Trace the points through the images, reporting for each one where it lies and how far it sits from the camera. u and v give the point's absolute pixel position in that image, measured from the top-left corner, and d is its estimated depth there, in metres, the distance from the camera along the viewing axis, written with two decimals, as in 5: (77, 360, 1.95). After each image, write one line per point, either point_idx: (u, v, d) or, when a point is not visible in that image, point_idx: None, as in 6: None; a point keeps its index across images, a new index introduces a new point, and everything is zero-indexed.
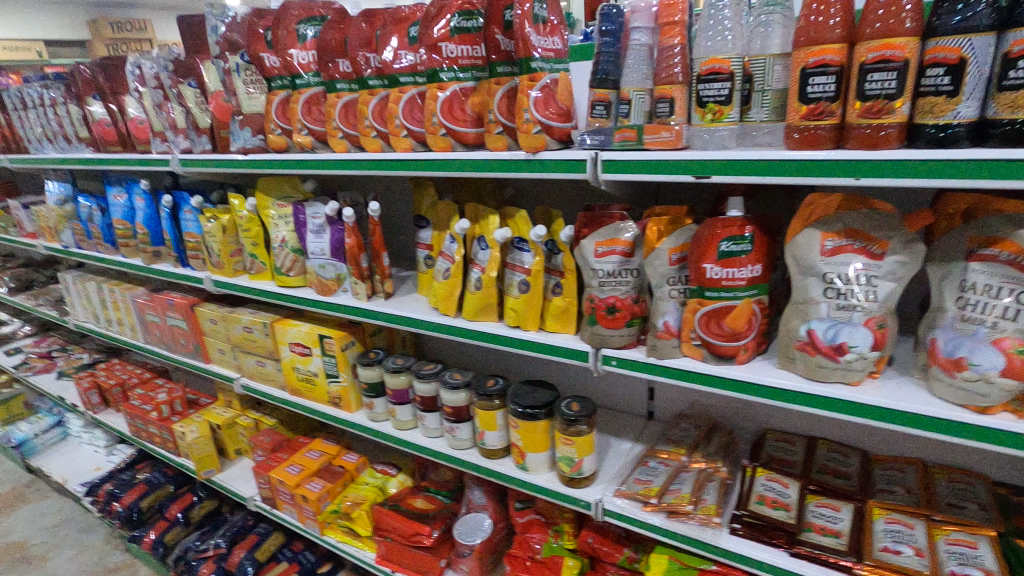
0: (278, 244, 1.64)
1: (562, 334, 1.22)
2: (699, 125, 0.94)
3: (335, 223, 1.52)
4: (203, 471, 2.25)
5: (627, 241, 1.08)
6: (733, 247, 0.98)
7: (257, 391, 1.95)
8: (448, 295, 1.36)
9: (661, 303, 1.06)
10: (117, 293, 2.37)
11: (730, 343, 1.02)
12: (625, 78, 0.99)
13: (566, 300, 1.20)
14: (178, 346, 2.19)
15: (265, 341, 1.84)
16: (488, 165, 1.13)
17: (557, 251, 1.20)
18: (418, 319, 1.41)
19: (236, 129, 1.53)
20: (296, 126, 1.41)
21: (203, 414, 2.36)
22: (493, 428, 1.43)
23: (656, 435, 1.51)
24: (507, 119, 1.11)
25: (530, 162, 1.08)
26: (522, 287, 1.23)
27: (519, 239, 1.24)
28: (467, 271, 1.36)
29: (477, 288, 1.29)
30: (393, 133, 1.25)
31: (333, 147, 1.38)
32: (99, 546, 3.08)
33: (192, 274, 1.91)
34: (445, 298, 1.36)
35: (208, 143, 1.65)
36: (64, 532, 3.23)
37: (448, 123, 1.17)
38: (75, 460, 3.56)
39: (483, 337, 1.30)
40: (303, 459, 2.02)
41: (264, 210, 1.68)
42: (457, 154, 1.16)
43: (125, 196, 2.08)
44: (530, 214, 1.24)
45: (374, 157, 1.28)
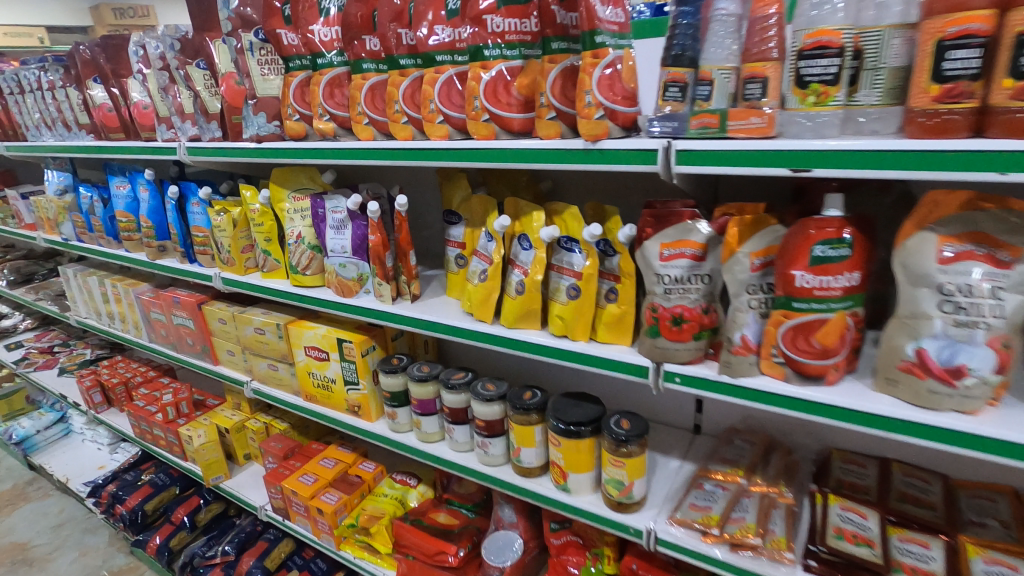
0: (294, 240, 1.52)
1: (616, 346, 1.09)
2: (795, 109, 0.81)
3: (357, 219, 1.39)
4: (211, 479, 2.13)
5: (699, 243, 0.95)
6: (829, 251, 0.84)
7: (269, 396, 1.83)
8: (484, 299, 1.23)
9: (739, 314, 0.93)
10: (120, 289, 2.25)
11: (819, 361, 0.89)
12: (706, 54, 0.86)
13: (621, 309, 1.07)
14: (185, 346, 2.07)
15: (277, 344, 1.71)
16: (539, 155, 1.00)
17: (612, 253, 1.07)
18: (449, 326, 1.28)
19: (248, 114, 1.39)
20: (316, 111, 1.28)
21: (211, 417, 2.24)
22: (531, 445, 1.31)
23: (704, 452, 1.39)
24: (561, 104, 0.98)
25: (589, 152, 0.95)
26: (571, 292, 1.10)
27: (568, 238, 1.11)
28: (505, 273, 1.23)
29: (519, 292, 1.16)
30: (427, 118, 1.12)
31: (358, 135, 1.25)
32: (103, 548, 2.98)
33: (200, 271, 1.79)
34: (481, 303, 1.23)
35: (217, 131, 1.52)
36: (66, 533, 3.13)
37: (492, 107, 1.04)
38: (78, 458, 3.47)
39: (524, 346, 1.17)
40: (317, 468, 1.90)
41: (278, 203, 1.55)
42: (502, 142, 1.02)
43: (128, 187, 1.95)
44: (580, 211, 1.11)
45: (405, 147, 1.14)
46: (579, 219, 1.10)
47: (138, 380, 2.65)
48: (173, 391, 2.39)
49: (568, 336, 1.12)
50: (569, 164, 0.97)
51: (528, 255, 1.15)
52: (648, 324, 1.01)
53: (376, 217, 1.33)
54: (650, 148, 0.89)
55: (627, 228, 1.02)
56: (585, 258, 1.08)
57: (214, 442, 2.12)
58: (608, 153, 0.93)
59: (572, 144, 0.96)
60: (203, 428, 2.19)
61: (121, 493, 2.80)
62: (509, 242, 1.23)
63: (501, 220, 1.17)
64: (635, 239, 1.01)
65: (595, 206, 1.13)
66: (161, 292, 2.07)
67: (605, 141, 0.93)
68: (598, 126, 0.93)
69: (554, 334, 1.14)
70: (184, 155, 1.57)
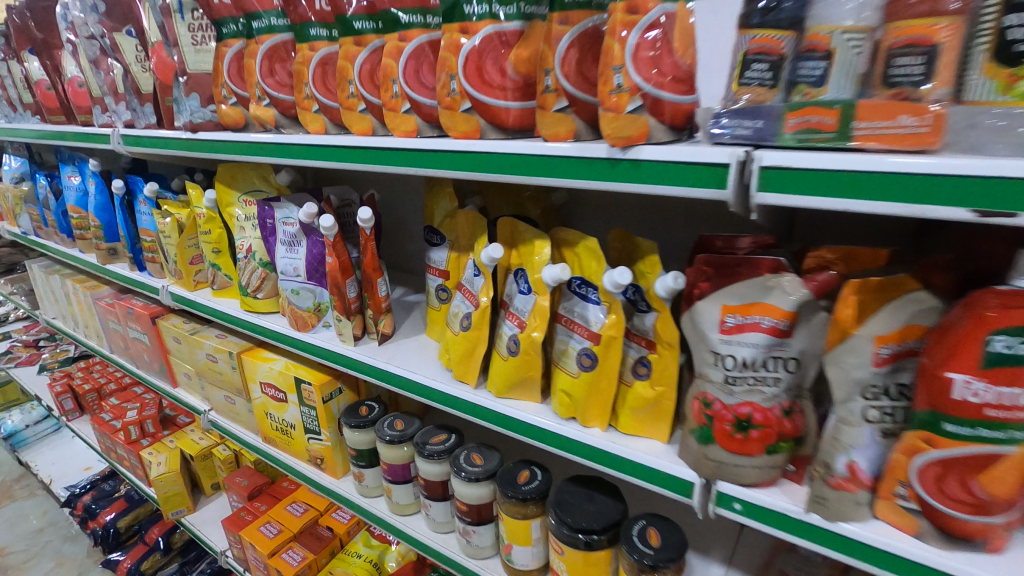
0: (243, 255, 1.21)
1: (645, 441, 0.76)
2: (988, 102, 0.46)
3: (314, 234, 1.08)
4: (171, 512, 1.88)
5: (784, 312, 0.60)
6: (1017, 347, 0.48)
7: (227, 432, 1.54)
8: (468, 354, 0.91)
9: (846, 429, 0.58)
10: (79, 291, 1.99)
11: (979, 518, 0.53)
12: (818, 9, 0.53)
13: (655, 390, 0.73)
14: (143, 362, 1.81)
15: (232, 375, 1.43)
16: (539, 165, 0.66)
17: (645, 308, 0.73)
18: (421, 385, 0.96)
19: (180, 96, 1.09)
20: (253, 93, 0.97)
21: (177, 440, 1.97)
22: (527, 543, 0.99)
23: (757, 555, 1.05)
24: (575, 89, 0.64)
25: (615, 164, 0.61)
26: (584, 361, 0.77)
27: (581, 281, 0.78)
28: (496, 320, 0.90)
29: (511, 352, 0.84)
30: (387, 106, 0.80)
31: (305, 126, 0.93)
32: (80, 559, 2.66)
33: (148, 281, 1.51)
34: (463, 358, 0.92)
35: (152, 115, 1.22)
36: (45, 539, 2.83)
37: (475, 92, 0.70)
38: (66, 457, 3.16)
39: (516, 426, 0.85)
40: (282, 515, 1.61)
41: (226, 207, 1.25)
42: (488, 143, 0.70)
43: (78, 178, 1.68)
44: (602, 245, 0.77)
45: (360, 144, 0.83)
46: (599, 256, 0.76)
47: (110, 388, 2.40)
48: (140, 406, 2.13)
49: (578, 419, 0.80)
50: (584, 181, 0.64)
51: (526, 301, 0.81)
52: (696, 421, 0.68)
53: (332, 234, 1.01)
54: (715, 162, 0.55)
55: (670, 276, 0.68)
56: (606, 314, 0.75)
57: (176, 472, 1.85)
58: (645, 167, 0.60)
59: (590, 150, 0.63)
60: (166, 453, 1.92)
61: (95, 508, 2.57)
62: (502, 278, 0.90)
63: (490, 250, 0.84)
64: (682, 295, 0.67)
65: (621, 234, 0.79)
66: (118, 299, 1.80)
67: (642, 146, 0.59)
68: (634, 122, 0.59)
69: (559, 413, 0.81)
70: (117, 145, 1.28)
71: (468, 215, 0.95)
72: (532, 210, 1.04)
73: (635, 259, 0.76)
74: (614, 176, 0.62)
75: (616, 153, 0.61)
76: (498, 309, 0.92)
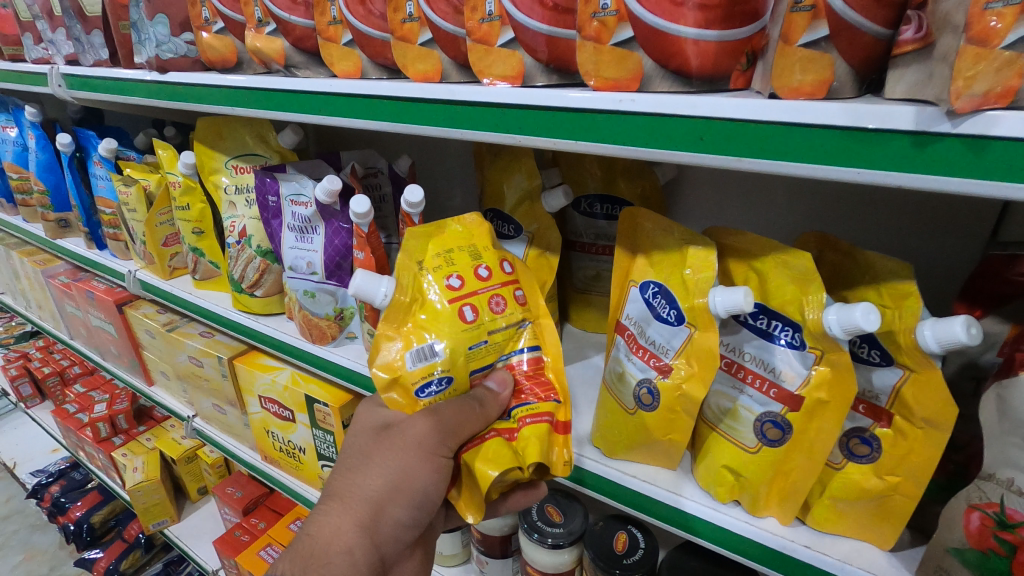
0: (235, 240, 0.92)
1: (856, 546, 0.53)
2: None
3: (336, 218, 0.80)
4: (151, 524, 1.65)
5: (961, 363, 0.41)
6: None
7: (216, 445, 1.29)
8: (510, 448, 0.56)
9: None
10: (27, 265, 1.67)
11: None
12: None
13: (885, 480, 0.50)
14: (109, 354, 1.51)
15: (222, 384, 1.16)
16: (760, 138, 0.40)
17: (878, 360, 0.49)
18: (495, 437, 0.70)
19: (140, 19, 0.78)
20: (249, 14, 0.67)
21: (155, 439, 1.70)
22: None
23: None
24: (848, 6, 0.37)
25: (935, 143, 0.35)
26: (768, 431, 0.52)
27: (758, 309, 0.53)
28: (419, 384, 0.59)
29: (646, 407, 0.58)
30: (472, 36, 0.52)
31: (328, 64, 0.64)
32: (53, 552, 2.09)
33: (111, 263, 1.22)
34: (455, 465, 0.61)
35: (103, 48, 0.91)
36: (10, 527, 2.21)
37: (645, 12, 0.42)
38: (25, 436, 2.44)
39: (641, 500, 0.61)
40: (285, 536, 1.35)
41: (209, 174, 0.95)
42: (665, 102, 0.44)
43: (15, 129, 1.34)
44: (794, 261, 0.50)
45: (430, 95, 0.55)
46: (816, 278, 0.48)
47: (75, 371, 2.07)
48: (110, 399, 1.82)
49: (744, 505, 0.56)
50: (849, 169, 0.38)
51: (674, 335, 0.56)
52: (970, 544, 0.44)
53: (365, 223, 0.73)
54: None
55: (956, 323, 0.42)
56: (810, 365, 0.50)
57: (156, 481, 1.59)
58: (991, 148, 0.33)
59: (872, 118, 0.36)
60: (143, 456, 1.65)
61: (64, 502, 2.04)
62: (429, 316, 0.60)
63: (379, 286, 0.62)
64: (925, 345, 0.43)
65: (820, 240, 0.56)
66: (75, 280, 1.49)
67: (1004, 111, 0.32)
68: (1008, 68, 0.32)
69: (714, 493, 0.57)
70: (57, 88, 0.97)
71: (451, 226, 0.64)
72: (627, 189, 0.76)
73: (857, 283, 0.51)
74: (920, 163, 0.35)
75: (937, 121, 0.34)
76: (441, 363, 0.59)
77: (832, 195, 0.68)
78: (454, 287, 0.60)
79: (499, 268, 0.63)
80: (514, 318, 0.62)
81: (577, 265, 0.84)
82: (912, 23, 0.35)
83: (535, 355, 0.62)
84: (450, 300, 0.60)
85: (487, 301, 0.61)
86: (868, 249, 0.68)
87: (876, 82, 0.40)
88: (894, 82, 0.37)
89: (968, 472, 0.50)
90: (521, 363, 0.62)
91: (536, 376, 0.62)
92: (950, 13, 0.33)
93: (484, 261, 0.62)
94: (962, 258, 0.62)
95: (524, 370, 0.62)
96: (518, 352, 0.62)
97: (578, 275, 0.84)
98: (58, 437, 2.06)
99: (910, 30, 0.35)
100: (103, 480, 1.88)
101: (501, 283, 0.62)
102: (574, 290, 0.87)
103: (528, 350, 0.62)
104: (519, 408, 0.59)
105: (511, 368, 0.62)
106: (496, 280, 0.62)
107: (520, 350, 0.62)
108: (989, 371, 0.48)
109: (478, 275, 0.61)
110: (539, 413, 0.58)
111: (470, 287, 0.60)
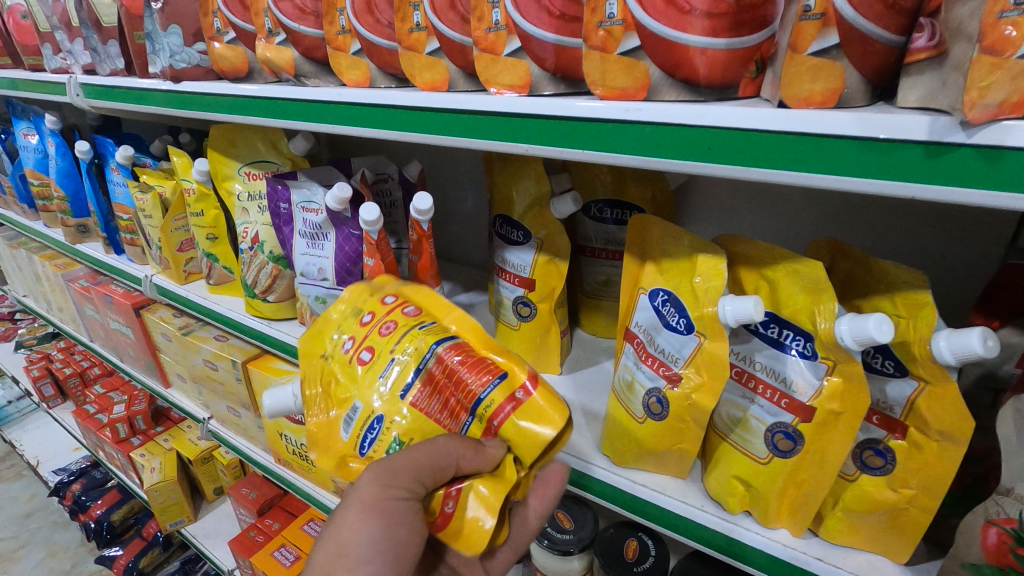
0: (248, 245, 0.94)
1: (870, 559, 0.52)
2: None
3: (345, 224, 0.80)
4: (170, 523, 1.68)
5: (979, 357, 0.41)
6: None
7: (231, 447, 1.30)
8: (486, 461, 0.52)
9: None
10: (47, 269, 1.70)
11: None
12: None
13: (899, 493, 0.49)
14: (126, 356, 1.54)
15: (236, 387, 1.17)
16: (773, 148, 0.40)
17: (892, 371, 0.48)
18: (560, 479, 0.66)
19: (154, 30, 0.79)
20: (260, 24, 0.68)
21: (172, 440, 1.72)
22: None
23: None
24: (860, 16, 0.36)
25: (947, 153, 0.34)
26: (779, 442, 0.52)
27: (769, 317, 0.52)
28: (361, 443, 0.55)
29: (655, 417, 0.58)
30: (479, 45, 0.52)
31: (336, 71, 0.64)
32: (75, 548, 2.14)
33: (128, 267, 1.24)
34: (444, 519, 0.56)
35: (119, 58, 0.93)
36: (36, 524, 2.25)
37: (652, 21, 0.42)
38: (49, 435, 2.49)
39: (650, 510, 0.61)
40: (299, 537, 1.36)
41: (221, 180, 0.96)
42: (674, 111, 0.43)
43: (36, 137, 1.37)
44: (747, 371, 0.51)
45: (436, 104, 0.55)
46: (828, 288, 0.48)
47: (95, 372, 2.11)
48: (128, 400, 1.84)
49: (755, 516, 0.55)
50: (858, 179, 0.37)
51: (683, 345, 0.55)
52: (988, 560, 0.43)
53: (374, 230, 0.73)
54: None
55: (972, 335, 0.41)
56: (822, 376, 0.49)
57: (172, 481, 1.61)
58: (1007, 160, 0.32)
59: (883, 127, 0.35)
60: (161, 456, 1.67)
61: (85, 500, 2.07)
62: (349, 389, 0.57)
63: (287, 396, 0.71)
64: (954, 348, 0.42)
65: (833, 247, 0.55)
66: (94, 284, 1.52)
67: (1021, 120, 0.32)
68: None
69: (725, 504, 0.57)
70: (75, 97, 0.99)
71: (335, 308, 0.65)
72: (637, 194, 0.76)
73: (870, 291, 0.50)
74: (932, 173, 0.35)
75: (950, 130, 0.33)
76: (365, 411, 0.55)
77: (846, 202, 0.67)
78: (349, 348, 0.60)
79: (380, 306, 0.62)
80: (409, 326, 0.58)
81: (588, 270, 0.83)
82: (924, 31, 0.35)
83: (453, 343, 0.56)
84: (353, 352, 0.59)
85: (377, 331, 0.59)
86: (883, 258, 0.67)
87: (888, 90, 0.39)
88: (907, 90, 0.36)
89: (987, 485, 0.49)
90: (446, 354, 0.55)
91: (466, 357, 0.54)
92: (963, 21, 0.32)
93: (366, 310, 0.62)
94: (976, 265, 0.61)
95: (452, 359, 0.54)
96: (436, 346, 0.55)
97: (588, 280, 0.84)
98: (80, 437, 2.10)
99: (923, 38, 0.35)
100: (123, 479, 1.92)
101: (389, 312, 0.60)
102: (584, 295, 0.87)
103: (445, 339, 0.56)
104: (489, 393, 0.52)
105: (441, 363, 0.55)
106: (381, 314, 0.61)
107: (435, 341, 0.55)
108: (1008, 382, 0.47)
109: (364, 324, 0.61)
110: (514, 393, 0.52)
111: (359, 340, 0.60)
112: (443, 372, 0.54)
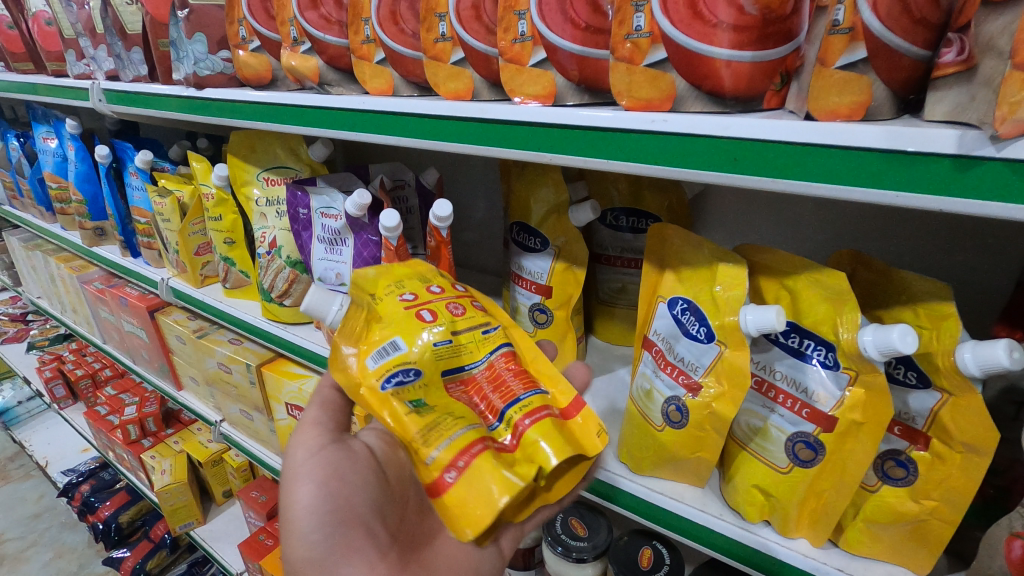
0: (265, 250, 0.94)
1: (890, 570, 0.52)
2: None
3: (364, 230, 0.81)
4: (178, 525, 1.68)
5: (1006, 369, 0.41)
6: None
7: (243, 451, 1.31)
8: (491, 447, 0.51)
9: None
10: (63, 271, 1.72)
11: None
12: None
13: (922, 504, 0.49)
14: (139, 358, 1.55)
15: (249, 390, 1.18)
16: (801, 159, 0.40)
17: (915, 382, 0.48)
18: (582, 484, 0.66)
19: (179, 37, 0.80)
20: (285, 34, 0.69)
21: (182, 442, 1.73)
22: None
23: None
24: (886, 28, 0.37)
25: (979, 167, 0.34)
26: (800, 451, 0.52)
27: (789, 327, 0.52)
28: (383, 380, 0.54)
29: (673, 424, 0.58)
30: (504, 56, 0.53)
31: (361, 80, 0.65)
32: (81, 550, 2.14)
33: (143, 270, 1.25)
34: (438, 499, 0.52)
35: (143, 64, 0.95)
36: (43, 526, 2.26)
37: (678, 34, 0.43)
38: (58, 436, 2.50)
39: (668, 518, 0.61)
40: None
41: (240, 185, 0.97)
42: (699, 123, 0.44)
43: (55, 141, 1.39)
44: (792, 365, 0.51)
45: (460, 113, 0.56)
46: (850, 298, 0.48)
47: (106, 374, 2.13)
48: (139, 401, 1.85)
49: (774, 525, 0.55)
50: (888, 192, 0.37)
51: (703, 353, 0.55)
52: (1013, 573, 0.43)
53: (394, 236, 0.74)
54: None
55: (998, 346, 0.41)
56: (843, 386, 0.49)
57: (182, 483, 1.62)
58: None
59: (913, 141, 0.36)
60: (171, 459, 1.68)
61: (92, 502, 2.08)
62: (390, 326, 0.57)
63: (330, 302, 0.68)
64: (986, 363, 0.42)
65: (853, 258, 0.56)
66: (109, 286, 1.53)
67: None
68: None
69: (743, 513, 0.57)
70: (98, 102, 1.00)
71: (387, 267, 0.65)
72: (654, 203, 0.76)
73: (892, 301, 0.50)
74: (962, 187, 0.35)
75: (980, 144, 0.34)
76: (405, 356, 0.55)
77: (865, 213, 0.67)
78: (407, 299, 0.59)
79: (450, 287, 0.64)
80: (476, 322, 0.60)
81: (603, 278, 0.84)
82: (953, 46, 0.35)
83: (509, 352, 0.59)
84: (407, 304, 0.58)
85: (444, 306, 0.60)
86: (901, 269, 0.67)
87: (914, 104, 0.39)
88: (935, 103, 0.36)
89: (1009, 497, 0.49)
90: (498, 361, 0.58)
91: (517, 368, 0.57)
92: (994, 37, 0.32)
93: (435, 283, 0.63)
94: (995, 277, 0.61)
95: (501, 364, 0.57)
96: (489, 355, 0.58)
97: (604, 287, 0.85)
98: (90, 438, 2.11)
99: (951, 52, 0.35)
100: (132, 481, 1.92)
101: (454, 295, 0.62)
102: (599, 302, 0.87)
103: (502, 348, 0.59)
104: (527, 399, 0.54)
105: (489, 369, 0.57)
106: (450, 293, 0.62)
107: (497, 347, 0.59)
108: None
109: (428, 291, 0.61)
110: (536, 409, 0.53)
111: (423, 298, 0.60)
112: (487, 377, 0.57)
